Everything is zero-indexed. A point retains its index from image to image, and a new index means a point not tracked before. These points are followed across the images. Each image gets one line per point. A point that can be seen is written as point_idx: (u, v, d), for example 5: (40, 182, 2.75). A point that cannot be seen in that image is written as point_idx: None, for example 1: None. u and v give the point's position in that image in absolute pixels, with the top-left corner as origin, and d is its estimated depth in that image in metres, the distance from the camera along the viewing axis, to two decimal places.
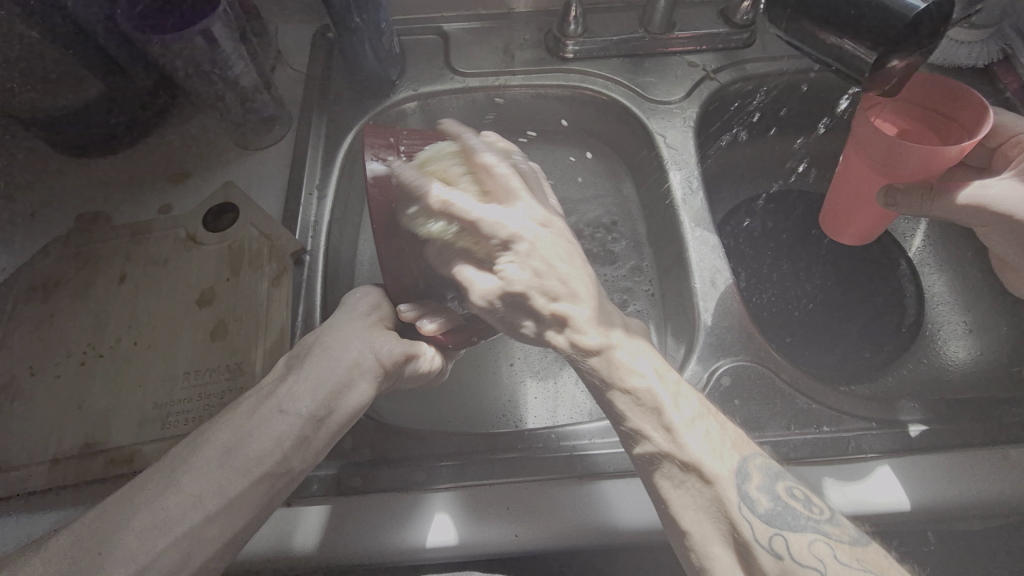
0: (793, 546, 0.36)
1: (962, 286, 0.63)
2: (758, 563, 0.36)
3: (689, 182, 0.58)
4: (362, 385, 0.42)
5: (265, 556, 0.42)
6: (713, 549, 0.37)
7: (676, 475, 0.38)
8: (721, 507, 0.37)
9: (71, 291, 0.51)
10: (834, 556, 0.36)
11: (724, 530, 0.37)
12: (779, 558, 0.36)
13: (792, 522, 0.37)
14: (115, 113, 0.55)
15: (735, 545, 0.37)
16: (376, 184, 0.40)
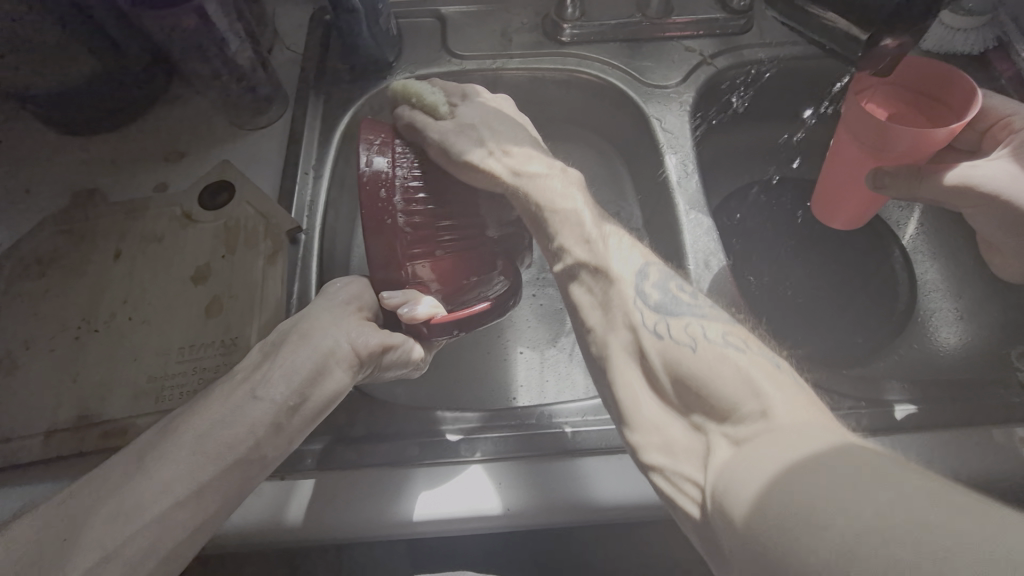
0: (674, 328, 0.38)
1: (953, 273, 0.64)
2: (643, 342, 0.38)
3: (683, 165, 0.58)
4: (338, 372, 0.42)
5: (260, 527, 0.42)
6: (610, 342, 0.40)
7: (597, 293, 0.42)
8: (622, 306, 0.40)
9: (66, 267, 0.51)
10: (703, 335, 0.38)
11: (621, 321, 0.40)
12: (661, 338, 0.38)
13: (676, 309, 0.40)
14: (112, 91, 0.55)
15: (627, 334, 0.39)
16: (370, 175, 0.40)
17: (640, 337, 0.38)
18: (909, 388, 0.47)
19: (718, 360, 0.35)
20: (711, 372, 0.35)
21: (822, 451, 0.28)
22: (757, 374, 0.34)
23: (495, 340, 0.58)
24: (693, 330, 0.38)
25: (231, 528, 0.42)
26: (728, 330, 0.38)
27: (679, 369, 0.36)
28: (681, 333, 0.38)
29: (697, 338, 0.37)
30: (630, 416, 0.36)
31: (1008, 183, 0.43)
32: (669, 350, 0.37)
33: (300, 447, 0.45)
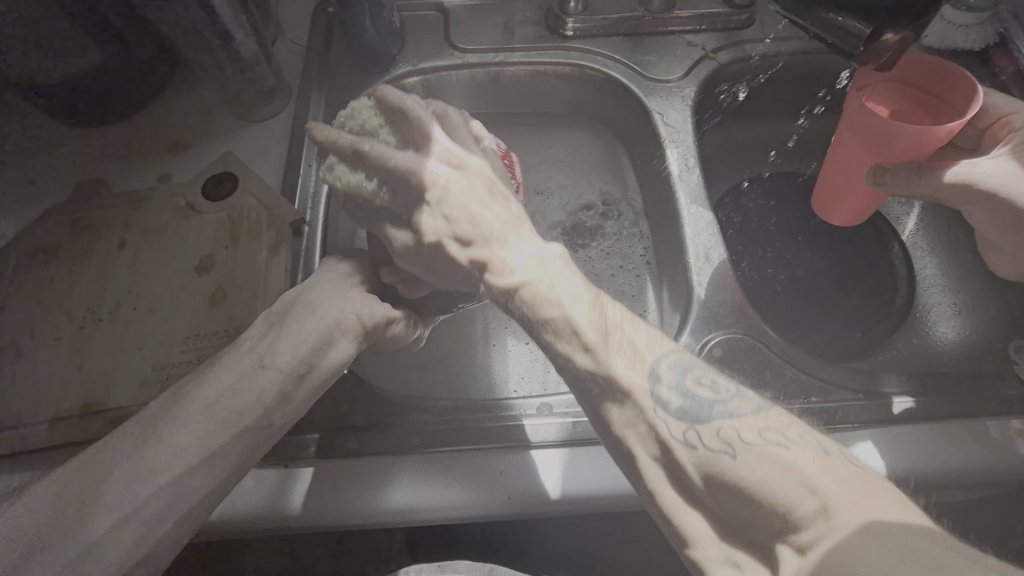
0: (706, 437, 0.35)
1: (951, 268, 0.64)
2: (676, 457, 0.35)
3: (685, 159, 0.58)
4: (344, 345, 0.43)
5: (264, 512, 0.43)
6: (642, 456, 0.36)
7: (608, 402, 0.38)
8: (642, 412, 0.37)
9: (70, 257, 0.51)
10: (739, 435, 0.34)
11: (646, 437, 0.36)
12: (693, 447, 0.34)
13: (702, 413, 0.36)
14: (116, 82, 0.55)
15: (654, 446, 0.36)
16: (388, 173, 0.45)
17: (673, 453, 0.35)
18: (907, 381, 0.48)
19: (765, 462, 0.32)
20: (766, 475, 0.31)
21: (885, 535, 0.27)
22: (809, 468, 0.31)
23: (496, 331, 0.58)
24: (728, 434, 0.34)
25: (235, 514, 0.43)
26: (766, 420, 0.35)
27: (717, 472, 0.33)
28: (715, 442, 0.34)
29: (733, 445, 0.34)
30: (682, 532, 0.34)
31: (1007, 180, 0.44)
32: (704, 462, 0.33)
33: (303, 435, 0.45)
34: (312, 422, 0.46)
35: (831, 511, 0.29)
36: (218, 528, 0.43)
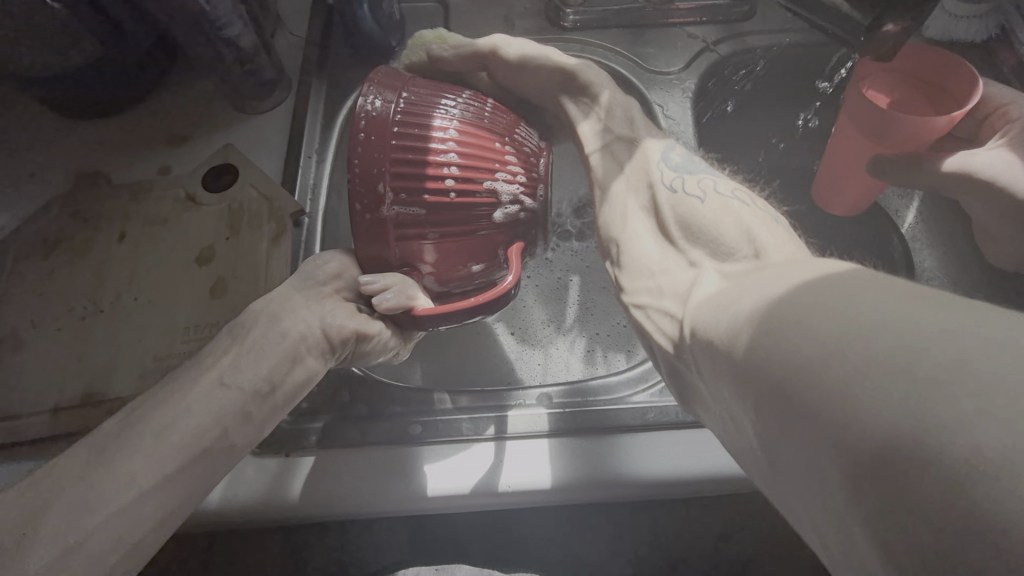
0: (687, 183, 0.40)
1: (951, 261, 0.64)
2: (657, 197, 0.40)
3: (685, 151, 0.58)
4: (309, 361, 0.42)
5: (266, 501, 0.43)
6: (621, 200, 0.42)
7: (596, 173, 0.44)
8: (642, 169, 0.43)
9: (71, 248, 0.51)
10: (716, 187, 0.39)
11: (638, 183, 0.42)
12: (674, 191, 0.40)
13: (692, 169, 0.42)
14: (115, 74, 0.55)
15: (643, 192, 0.42)
16: (366, 119, 0.37)
17: (653, 195, 0.41)
18: None
19: (720, 213, 0.37)
20: (713, 215, 0.37)
21: (811, 283, 0.25)
22: (757, 224, 0.35)
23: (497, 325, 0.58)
24: (704, 184, 0.40)
25: (236, 503, 0.43)
26: (737, 189, 0.40)
27: (688, 221, 0.38)
28: (693, 188, 0.40)
29: (708, 193, 0.39)
30: (625, 258, 0.40)
31: (1006, 171, 0.43)
32: (677, 201, 0.39)
33: (303, 426, 0.45)
34: (313, 413, 0.46)
35: (760, 253, 0.33)
36: (220, 517, 0.43)
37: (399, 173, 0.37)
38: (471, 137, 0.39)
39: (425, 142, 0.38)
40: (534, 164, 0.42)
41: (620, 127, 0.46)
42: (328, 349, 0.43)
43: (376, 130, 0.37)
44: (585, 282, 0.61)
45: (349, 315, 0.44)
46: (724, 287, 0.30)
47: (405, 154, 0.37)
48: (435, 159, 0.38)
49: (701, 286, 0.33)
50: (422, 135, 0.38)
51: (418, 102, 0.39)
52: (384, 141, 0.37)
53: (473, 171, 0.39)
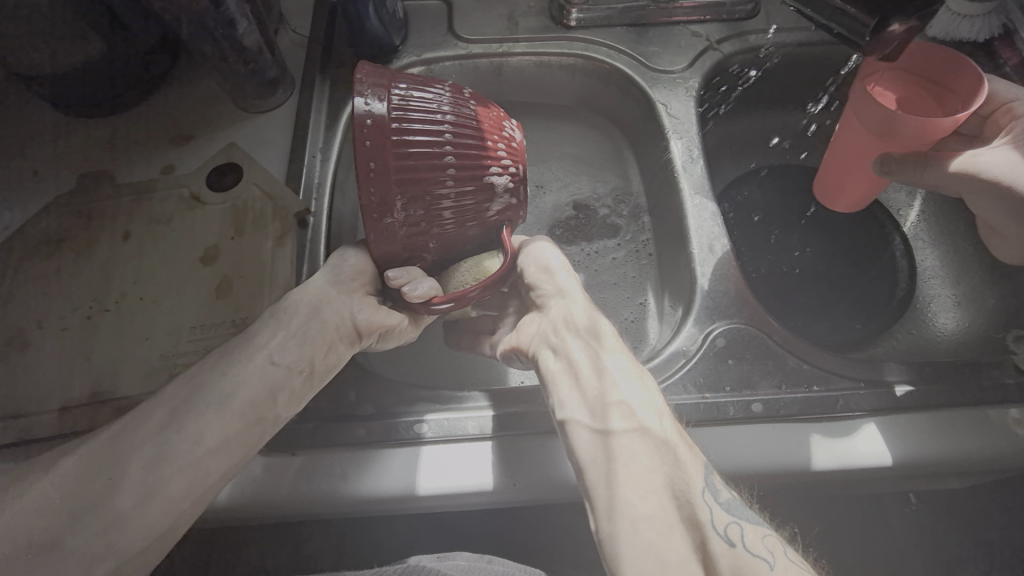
0: (747, 536, 0.36)
1: (952, 260, 0.65)
2: (710, 546, 0.35)
3: (689, 151, 0.58)
4: (339, 348, 0.45)
5: (275, 496, 0.44)
6: (662, 542, 0.35)
7: (608, 452, 0.39)
8: (685, 486, 0.38)
9: (76, 247, 0.51)
10: (782, 551, 0.36)
11: (686, 517, 0.36)
12: (733, 545, 0.35)
13: (745, 514, 0.37)
14: (117, 72, 0.55)
15: (691, 530, 0.36)
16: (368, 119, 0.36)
17: (710, 544, 0.35)
18: (910, 370, 0.48)
19: None
20: None
21: None
22: None
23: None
24: (765, 542, 0.36)
25: (245, 498, 0.44)
26: (796, 556, 0.36)
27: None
28: (753, 543, 0.36)
29: (775, 554, 0.35)
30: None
31: (1010, 170, 0.44)
32: (742, 563, 0.34)
33: (308, 424, 0.46)
34: (318, 410, 0.47)
35: None
36: (229, 512, 0.44)
37: (402, 171, 0.38)
38: (462, 127, 0.39)
39: (423, 146, 0.38)
40: (520, 147, 0.43)
41: (606, 405, 0.42)
42: (355, 338, 0.46)
43: (378, 136, 0.37)
44: (588, 278, 0.63)
45: (375, 308, 0.46)
46: None
47: (406, 159, 0.38)
48: (432, 161, 0.38)
49: None
50: (417, 139, 0.38)
51: (407, 105, 0.38)
52: (386, 141, 0.37)
53: (472, 168, 0.40)
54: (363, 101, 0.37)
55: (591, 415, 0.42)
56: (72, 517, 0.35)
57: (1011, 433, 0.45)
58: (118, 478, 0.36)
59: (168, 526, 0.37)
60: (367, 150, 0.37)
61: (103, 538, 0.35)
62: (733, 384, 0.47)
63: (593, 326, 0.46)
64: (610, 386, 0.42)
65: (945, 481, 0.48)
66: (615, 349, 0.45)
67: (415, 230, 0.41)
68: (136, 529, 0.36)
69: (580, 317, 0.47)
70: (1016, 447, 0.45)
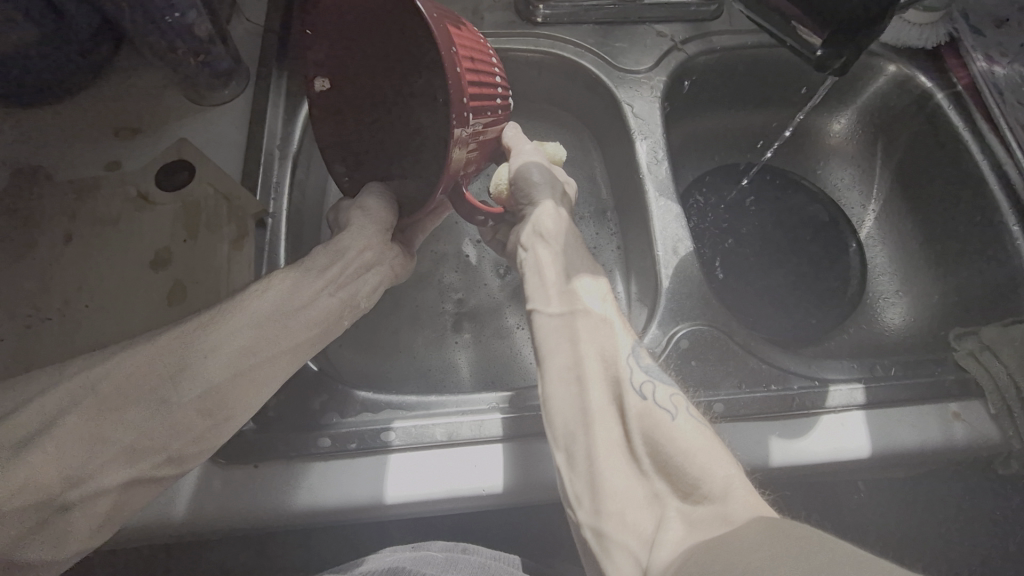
0: (659, 391, 0.38)
1: (900, 258, 0.68)
2: (624, 400, 0.37)
3: (654, 152, 0.59)
4: None
5: (235, 511, 0.42)
6: (581, 394, 0.38)
7: (550, 328, 0.41)
8: (611, 347, 0.40)
9: (10, 251, 0.48)
10: (686, 408, 0.38)
11: (607, 376, 0.39)
12: (643, 399, 0.37)
13: (664, 380, 0.39)
14: (56, 65, 0.51)
15: (609, 388, 0.38)
16: (449, 49, 0.34)
17: (621, 397, 0.37)
18: (857, 369, 0.50)
19: (695, 435, 0.35)
20: (687, 442, 0.35)
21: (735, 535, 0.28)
22: (718, 451, 0.35)
23: (447, 320, 0.61)
24: (673, 399, 0.38)
25: (206, 513, 0.42)
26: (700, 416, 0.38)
27: (654, 436, 0.35)
28: (662, 399, 0.38)
29: (680, 409, 0.37)
30: (581, 466, 0.35)
31: None
32: (649, 413, 0.36)
33: (273, 434, 0.45)
34: (282, 419, 0.46)
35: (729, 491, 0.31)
36: (187, 529, 0.42)
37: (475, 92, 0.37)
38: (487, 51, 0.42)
39: (484, 82, 0.39)
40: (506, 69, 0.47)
41: (560, 289, 0.43)
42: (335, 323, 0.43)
43: (463, 70, 0.35)
44: None
45: None
46: (691, 541, 0.29)
47: (479, 73, 0.38)
48: (491, 83, 0.41)
49: (663, 532, 0.31)
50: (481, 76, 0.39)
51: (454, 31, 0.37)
52: (463, 68, 0.35)
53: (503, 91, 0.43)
54: (437, 30, 0.34)
55: (547, 301, 0.42)
56: (169, 380, 0.34)
57: (950, 428, 0.48)
58: (215, 355, 0.35)
59: (252, 401, 0.38)
60: (460, 79, 0.35)
61: (206, 402, 0.35)
62: (695, 384, 0.49)
63: (558, 232, 0.46)
64: (562, 276, 0.44)
65: (892, 471, 0.51)
66: (570, 244, 0.46)
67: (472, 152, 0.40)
68: (230, 401, 0.36)
69: (548, 219, 0.46)
70: (953, 440, 0.47)
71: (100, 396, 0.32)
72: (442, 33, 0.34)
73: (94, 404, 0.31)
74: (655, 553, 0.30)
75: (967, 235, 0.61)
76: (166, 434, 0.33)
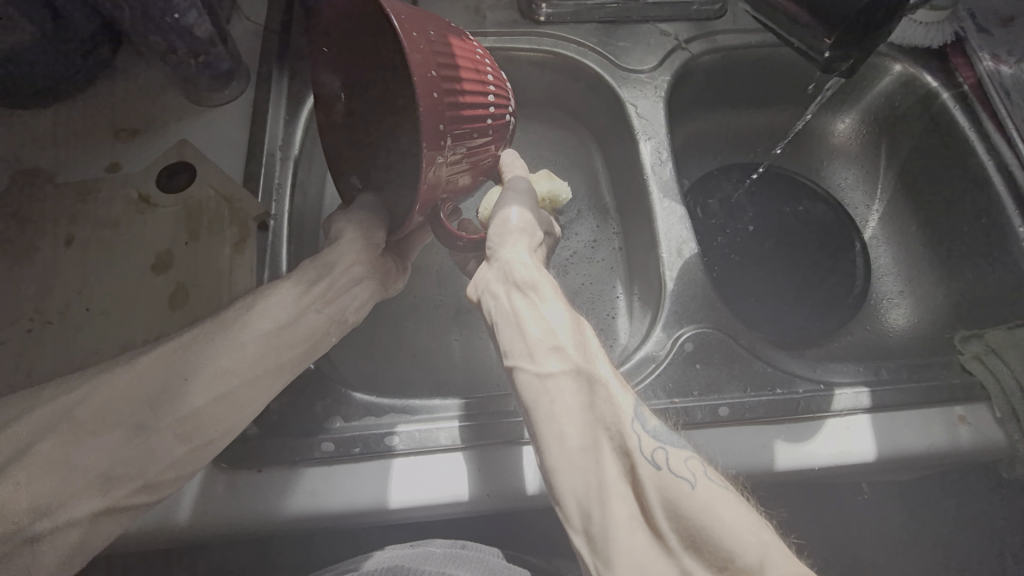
0: (672, 457, 0.36)
1: (905, 259, 0.68)
2: (639, 473, 0.36)
3: (658, 152, 0.58)
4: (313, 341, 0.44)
5: (238, 517, 0.42)
6: (599, 473, 0.35)
7: (537, 391, 0.39)
8: (615, 413, 0.38)
9: (10, 254, 0.47)
10: (704, 472, 0.37)
11: (616, 447, 0.37)
12: (659, 468, 0.36)
13: (673, 440, 0.38)
14: (56, 66, 0.50)
15: (622, 459, 0.36)
16: (424, 67, 0.33)
17: (637, 472, 0.36)
18: (861, 373, 0.50)
19: (721, 502, 0.34)
20: (715, 511, 0.34)
21: None
22: (743, 515, 0.34)
23: (451, 322, 0.61)
24: (688, 464, 0.36)
25: (209, 519, 0.42)
26: (712, 471, 0.37)
27: (677, 512, 0.34)
28: (677, 466, 0.36)
29: (697, 474, 0.36)
30: (605, 552, 0.33)
31: None
32: (667, 483, 0.35)
33: (276, 439, 0.44)
34: (284, 423, 0.45)
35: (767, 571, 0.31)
36: (191, 534, 0.42)
37: (456, 112, 0.36)
38: (482, 65, 0.40)
39: (470, 100, 0.37)
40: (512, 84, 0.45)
41: (545, 347, 0.40)
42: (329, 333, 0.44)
43: (440, 89, 0.34)
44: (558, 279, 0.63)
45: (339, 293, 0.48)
46: None
47: (467, 95, 0.37)
48: (484, 104, 0.39)
49: None
50: (468, 94, 0.37)
51: (441, 45, 0.35)
52: (440, 87, 0.34)
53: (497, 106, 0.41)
54: (414, 46, 0.32)
55: (531, 360, 0.40)
56: (147, 404, 0.35)
57: (955, 431, 0.47)
58: (192, 380, 0.36)
59: (237, 415, 0.38)
60: (435, 100, 0.33)
61: (183, 427, 0.36)
62: (700, 388, 0.48)
63: (534, 277, 0.45)
64: (546, 332, 0.41)
65: (896, 475, 0.51)
66: (548, 289, 0.44)
67: (452, 173, 0.39)
68: (206, 425, 0.37)
69: (521, 269, 0.45)
70: (959, 444, 0.47)
71: (79, 420, 0.33)
72: (422, 50, 0.33)
73: (74, 427, 0.33)
74: None
75: (973, 236, 0.61)
76: (143, 457, 0.34)
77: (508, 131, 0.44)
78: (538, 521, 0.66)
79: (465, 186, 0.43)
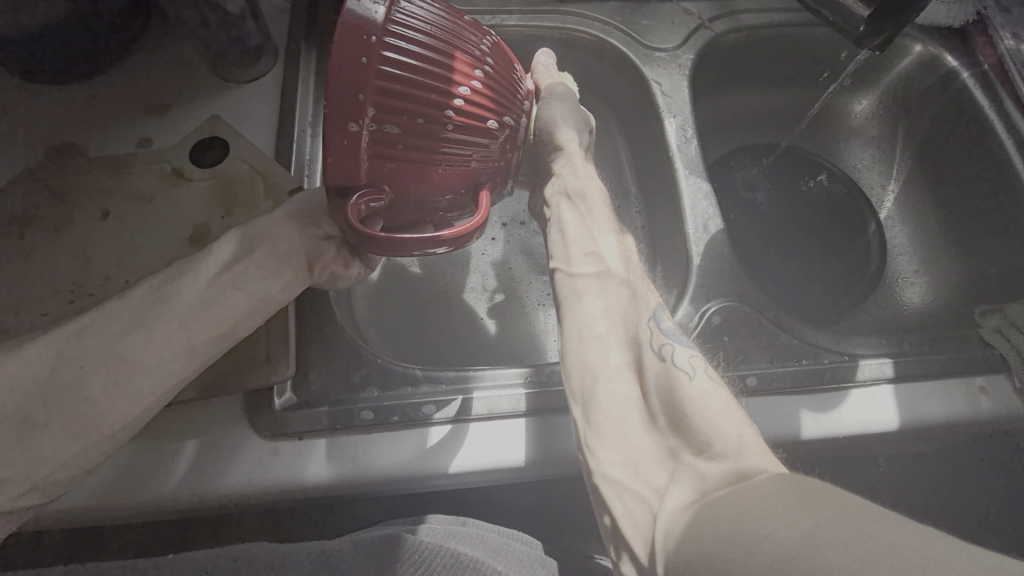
0: (679, 353, 0.40)
1: (921, 237, 0.69)
2: (643, 362, 0.39)
3: (683, 130, 0.59)
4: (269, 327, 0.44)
5: (281, 483, 0.43)
6: (604, 359, 0.40)
7: (565, 292, 0.44)
8: (635, 315, 0.42)
9: (46, 228, 0.48)
10: (706, 370, 0.39)
11: (627, 341, 0.41)
12: (664, 360, 0.39)
13: (685, 340, 0.41)
14: (87, 39, 0.51)
15: (631, 350, 0.41)
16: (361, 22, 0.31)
17: (643, 359, 0.40)
18: (884, 345, 0.51)
19: (716, 399, 0.37)
20: (706, 401, 0.37)
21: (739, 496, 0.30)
22: (733, 411, 0.37)
23: (480, 297, 0.62)
24: (695, 362, 0.39)
25: (253, 485, 0.43)
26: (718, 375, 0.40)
27: (673, 398, 0.37)
28: (683, 362, 0.39)
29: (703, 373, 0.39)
30: (596, 420, 0.38)
31: None
32: (668, 373, 0.38)
33: (314, 408, 0.45)
34: (322, 393, 0.46)
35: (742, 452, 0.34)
36: (236, 500, 0.43)
37: (391, 88, 0.32)
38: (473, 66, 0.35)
39: (419, 87, 0.33)
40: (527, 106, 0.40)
41: (583, 250, 0.45)
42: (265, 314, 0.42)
43: (369, 53, 0.32)
44: None
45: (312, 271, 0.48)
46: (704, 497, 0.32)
47: (415, 75, 0.33)
48: (444, 90, 0.34)
49: (676, 486, 0.34)
50: (421, 79, 0.33)
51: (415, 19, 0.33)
52: (372, 49, 0.32)
53: (472, 115, 0.36)
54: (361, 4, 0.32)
55: (568, 262, 0.45)
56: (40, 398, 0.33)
57: (974, 401, 0.49)
58: (87, 368, 0.34)
59: (141, 406, 0.36)
60: (355, 59, 0.31)
61: (76, 422, 0.34)
62: (728, 359, 0.49)
63: (585, 190, 0.47)
64: (589, 240, 0.45)
65: (915, 444, 0.52)
66: (600, 209, 0.47)
67: (381, 161, 0.35)
68: (102, 420, 0.35)
69: (575, 180, 0.47)
70: (978, 414, 0.48)
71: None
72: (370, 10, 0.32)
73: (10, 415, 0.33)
74: (668, 501, 0.33)
75: (991, 214, 0.62)
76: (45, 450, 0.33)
77: (489, 154, 0.38)
78: (566, 494, 0.67)
79: (414, 196, 0.38)
